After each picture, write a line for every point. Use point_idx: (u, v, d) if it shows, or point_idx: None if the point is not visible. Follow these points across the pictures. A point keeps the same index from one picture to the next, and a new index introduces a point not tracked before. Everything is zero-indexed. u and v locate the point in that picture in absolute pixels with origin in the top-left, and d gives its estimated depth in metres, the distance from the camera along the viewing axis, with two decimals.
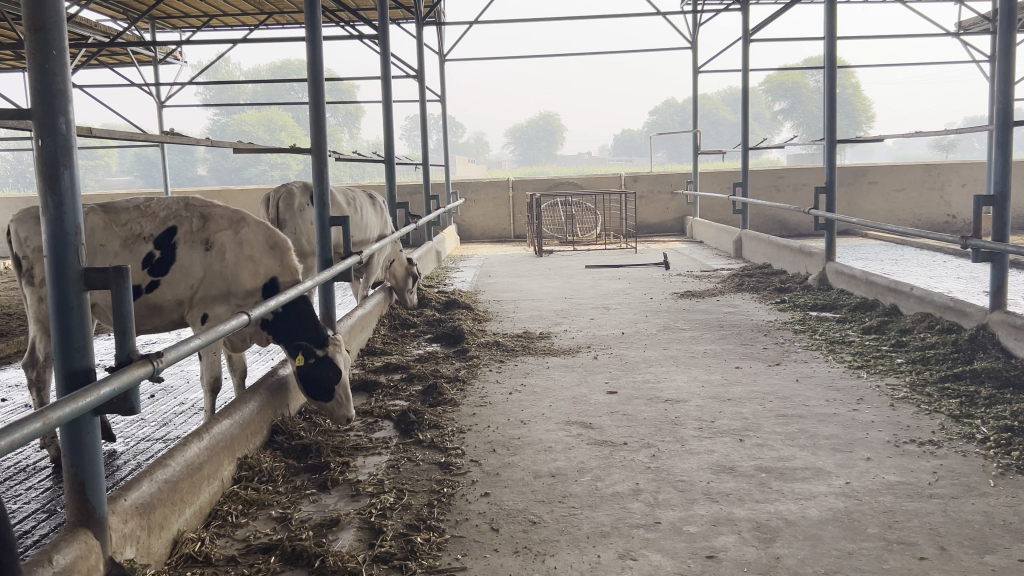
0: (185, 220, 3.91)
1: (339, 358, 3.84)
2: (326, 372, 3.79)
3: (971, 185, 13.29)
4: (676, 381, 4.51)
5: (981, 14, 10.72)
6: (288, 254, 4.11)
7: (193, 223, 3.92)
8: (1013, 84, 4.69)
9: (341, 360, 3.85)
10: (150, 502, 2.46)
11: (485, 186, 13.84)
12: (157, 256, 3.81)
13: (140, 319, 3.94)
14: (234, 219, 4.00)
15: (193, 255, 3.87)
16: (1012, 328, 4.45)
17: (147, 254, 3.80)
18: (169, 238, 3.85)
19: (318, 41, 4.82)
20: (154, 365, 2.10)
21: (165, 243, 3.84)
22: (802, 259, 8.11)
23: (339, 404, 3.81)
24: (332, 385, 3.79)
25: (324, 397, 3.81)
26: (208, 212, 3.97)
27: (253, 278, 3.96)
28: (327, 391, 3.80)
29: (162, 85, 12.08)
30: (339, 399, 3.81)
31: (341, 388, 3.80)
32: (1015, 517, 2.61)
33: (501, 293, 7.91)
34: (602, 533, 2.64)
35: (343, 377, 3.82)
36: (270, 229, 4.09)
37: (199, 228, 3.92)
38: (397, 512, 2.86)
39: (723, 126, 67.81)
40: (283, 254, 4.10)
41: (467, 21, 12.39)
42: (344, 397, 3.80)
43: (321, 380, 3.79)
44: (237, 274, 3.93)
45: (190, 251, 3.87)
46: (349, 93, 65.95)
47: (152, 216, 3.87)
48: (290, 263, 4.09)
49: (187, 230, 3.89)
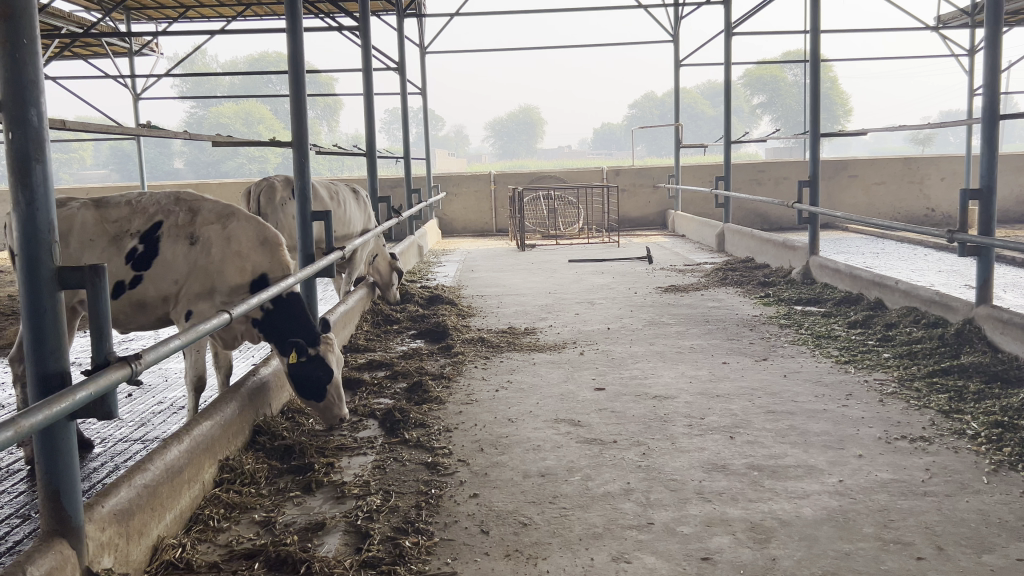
0: (173, 215, 3.84)
1: (331, 359, 3.78)
2: (317, 372, 3.71)
3: (951, 178, 13.36)
4: (663, 376, 4.47)
5: (960, 8, 10.76)
6: (279, 250, 4.00)
7: (181, 217, 3.85)
8: (999, 77, 4.67)
9: (333, 361, 3.77)
10: (129, 508, 2.38)
11: (466, 180, 13.75)
12: (141, 250, 3.74)
13: (126, 316, 3.85)
14: (223, 214, 3.92)
15: (178, 250, 3.78)
16: (998, 322, 4.44)
17: (132, 249, 3.73)
18: (154, 231, 3.78)
19: (299, 32, 4.72)
20: (133, 368, 2.01)
21: (150, 237, 3.76)
22: (785, 253, 8.10)
23: (332, 405, 3.72)
24: (324, 385, 3.71)
25: (315, 397, 3.72)
26: (197, 207, 3.91)
27: (239, 275, 3.85)
28: (320, 390, 3.71)
29: (138, 77, 11.87)
30: (331, 400, 3.72)
31: (333, 388, 3.72)
32: (1011, 515, 2.59)
33: (484, 287, 7.84)
34: (594, 535, 2.59)
35: (335, 377, 3.74)
36: (261, 224, 3.98)
37: (186, 222, 3.84)
38: (384, 514, 2.80)
39: (703, 120, 68.07)
40: (274, 250, 3.99)
41: (447, 14, 12.30)
42: (335, 397, 3.72)
43: (311, 381, 3.71)
44: (223, 270, 3.82)
45: (176, 245, 3.79)
46: (328, 85, 65.48)
47: (141, 211, 3.82)
48: (279, 259, 3.97)
49: (173, 224, 3.81)
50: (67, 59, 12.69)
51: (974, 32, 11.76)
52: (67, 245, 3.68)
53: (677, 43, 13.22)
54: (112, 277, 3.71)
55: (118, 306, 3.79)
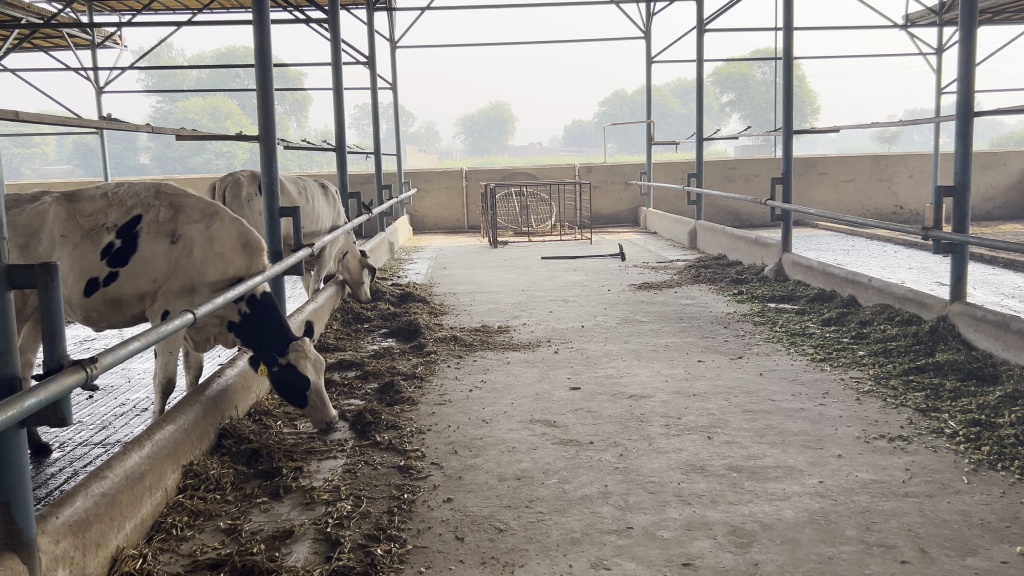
0: (153, 210, 3.70)
1: (308, 367, 3.67)
2: (295, 380, 3.64)
3: (918, 176, 13.50)
4: (639, 375, 4.41)
5: (929, 7, 10.84)
6: (260, 255, 3.91)
7: (161, 213, 3.71)
8: (974, 73, 4.68)
9: (309, 368, 3.67)
10: (86, 519, 2.26)
11: (437, 176, 13.64)
12: (118, 246, 3.60)
13: (99, 314, 3.73)
14: (206, 213, 3.79)
15: (157, 247, 3.64)
16: (973, 319, 4.43)
17: (108, 244, 3.59)
18: (133, 227, 3.64)
19: (267, 25, 4.57)
20: (88, 373, 1.90)
21: (128, 232, 3.62)
22: (757, 250, 8.09)
23: (317, 410, 3.63)
24: (304, 391, 3.63)
25: (301, 403, 3.64)
26: (180, 203, 3.77)
27: (221, 277, 3.74)
28: (299, 397, 3.64)
29: (101, 70, 11.60)
30: (317, 404, 3.63)
31: (313, 394, 3.63)
32: (993, 516, 2.56)
33: (455, 285, 7.74)
34: (572, 541, 2.52)
35: (314, 382, 3.65)
36: (243, 227, 3.87)
37: (167, 219, 3.70)
38: (355, 520, 2.70)
39: (674, 119, 68.48)
40: (254, 254, 3.90)
41: (418, 9, 12.15)
42: (319, 402, 3.63)
43: (292, 388, 3.64)
44: (204, 272, 3.70)
45: (155, 242, 3.64)
46: (297, 80, 64.90)
47: (119, 205, 3.68)
48: (258, 264, 3.88)
49: (153, 220, 3.68)
50: (28, 51, 12.37)
51: (942, 30, 11.85)
52: (38, 241, 3.53)
53: (649, 40, 13.21)
54: (85, 272, 3.57)
55: (91, 303, 3.66)
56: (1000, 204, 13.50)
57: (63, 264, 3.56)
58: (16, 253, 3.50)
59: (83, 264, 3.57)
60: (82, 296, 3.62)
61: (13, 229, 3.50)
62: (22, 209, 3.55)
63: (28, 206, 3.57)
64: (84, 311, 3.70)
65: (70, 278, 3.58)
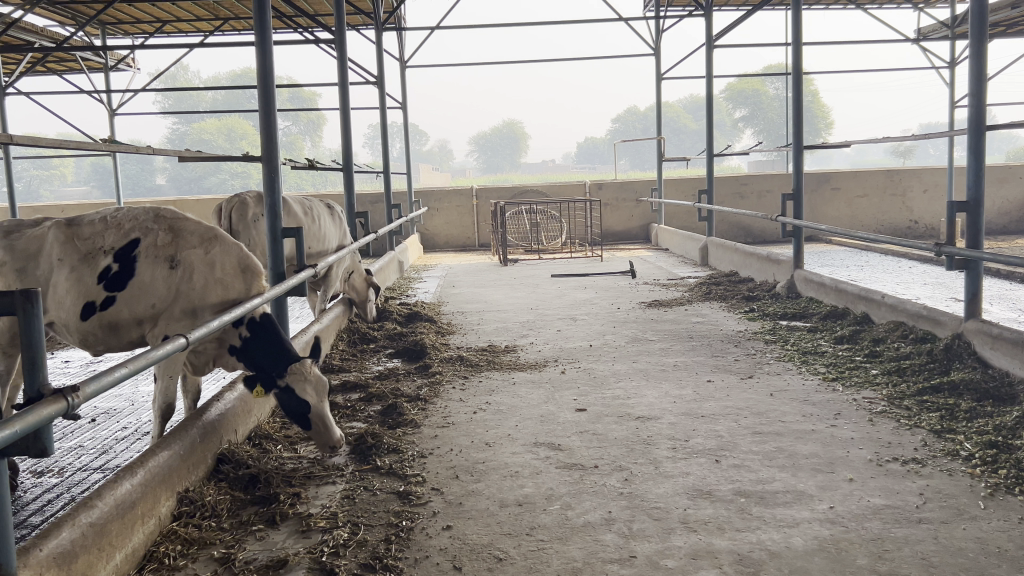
0: (152, 234, 3.67)
1: (307, 388, 3.58)
2: (298, 404, 3.56)
3: (933, 190, 13.36)
4: (646, 397, 4.32)
5: (940, 20, 10.75)
6: (258, 278, 3.86)
7: (160, 237, 3.67)
8: (987, 87, 4.58)
9: (309, 392, 3.57)
10: (72, 551, 2.21)
11: (447, 195, 13.62)
12: (114, 270, 3.57)
13: (96, 338, 3.68)
14: (205, 237, 3.75)
15: (156, 272, 3.60)
16: (988, 337, 4.32)
17: (105, 268, 3.56)
18: (131, 250, 3.61)
19: (268, 47, 4.54)
20: (69, 402, 1.83)
21: (125, 256, 3.59)
22: (768, 267, 8.00)
23: (323, 431, 3.53)
24: (307, 414, 3.54)
25: (307, 426, 3.55)
26: (179, 227, 3.73)
27: (221, 301, 3.69)
28: (303, 421, 3.55)
29: (114, 92, 11.70)
30: (324, 425, 3.53)
31: (316, 416, 3.54)
32: (1011, 543, 2.46)
33: (464, 304, 7.68)
34: (573, 570, 2.44)
35: (315, 405, 3.55)
36: (242, 252, 3.84)
37: (167, 242, 3.66)
38: (351, 549, 2.64)
39: (687, 135, 68.45)
40: (252, 279, 3.84)
41: (427, 28, 12.18)
42: (324, 425, 3.53)
43: (294, 411, 3.56)
44: (205, 296, 3.65)
45: (154, 266, 3.60)
46: (312, 101, 65.39)
47: (117, 228, 3.66)
48: (258, 287, 3.83)
49: (152, 244, 3.64)
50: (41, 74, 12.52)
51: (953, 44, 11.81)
52: (35, 265, 3.57)
53: (659, 56, 13.15)
54: (82, 296, 3.54)
55: (89, 327, 3.61)
56: (1016, 219, 13.33)
57: (60, 286, 3.55)
58: (13, 278, 3.55)
59: (81, 287, 3.55)
60: (79, 319, 3.58)
61: (11, 253, 3.55)
62: (21, 235, 3.60)
63: (28, 230, 3.62)
64: (81, 335, 3.66)
65: (68, 301, 3.55)
